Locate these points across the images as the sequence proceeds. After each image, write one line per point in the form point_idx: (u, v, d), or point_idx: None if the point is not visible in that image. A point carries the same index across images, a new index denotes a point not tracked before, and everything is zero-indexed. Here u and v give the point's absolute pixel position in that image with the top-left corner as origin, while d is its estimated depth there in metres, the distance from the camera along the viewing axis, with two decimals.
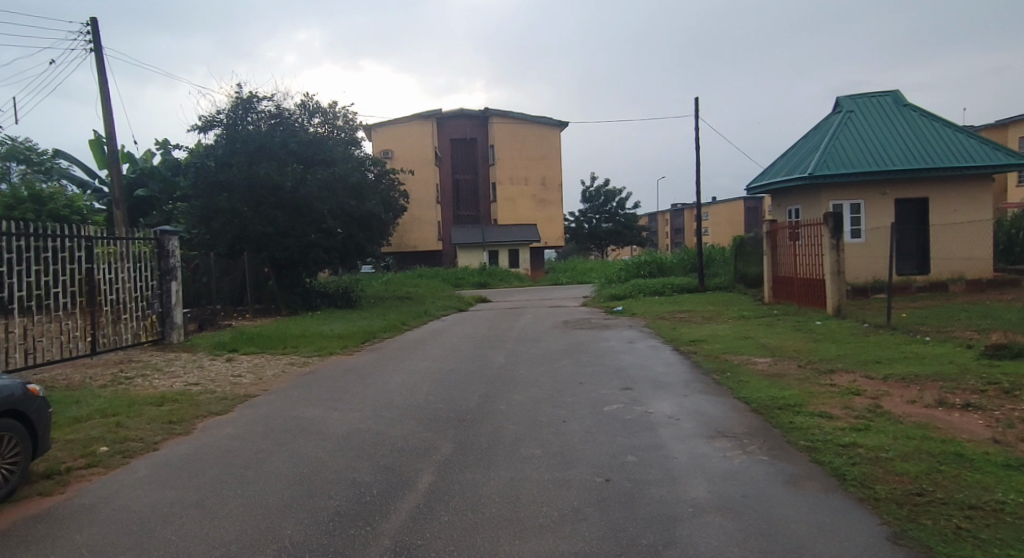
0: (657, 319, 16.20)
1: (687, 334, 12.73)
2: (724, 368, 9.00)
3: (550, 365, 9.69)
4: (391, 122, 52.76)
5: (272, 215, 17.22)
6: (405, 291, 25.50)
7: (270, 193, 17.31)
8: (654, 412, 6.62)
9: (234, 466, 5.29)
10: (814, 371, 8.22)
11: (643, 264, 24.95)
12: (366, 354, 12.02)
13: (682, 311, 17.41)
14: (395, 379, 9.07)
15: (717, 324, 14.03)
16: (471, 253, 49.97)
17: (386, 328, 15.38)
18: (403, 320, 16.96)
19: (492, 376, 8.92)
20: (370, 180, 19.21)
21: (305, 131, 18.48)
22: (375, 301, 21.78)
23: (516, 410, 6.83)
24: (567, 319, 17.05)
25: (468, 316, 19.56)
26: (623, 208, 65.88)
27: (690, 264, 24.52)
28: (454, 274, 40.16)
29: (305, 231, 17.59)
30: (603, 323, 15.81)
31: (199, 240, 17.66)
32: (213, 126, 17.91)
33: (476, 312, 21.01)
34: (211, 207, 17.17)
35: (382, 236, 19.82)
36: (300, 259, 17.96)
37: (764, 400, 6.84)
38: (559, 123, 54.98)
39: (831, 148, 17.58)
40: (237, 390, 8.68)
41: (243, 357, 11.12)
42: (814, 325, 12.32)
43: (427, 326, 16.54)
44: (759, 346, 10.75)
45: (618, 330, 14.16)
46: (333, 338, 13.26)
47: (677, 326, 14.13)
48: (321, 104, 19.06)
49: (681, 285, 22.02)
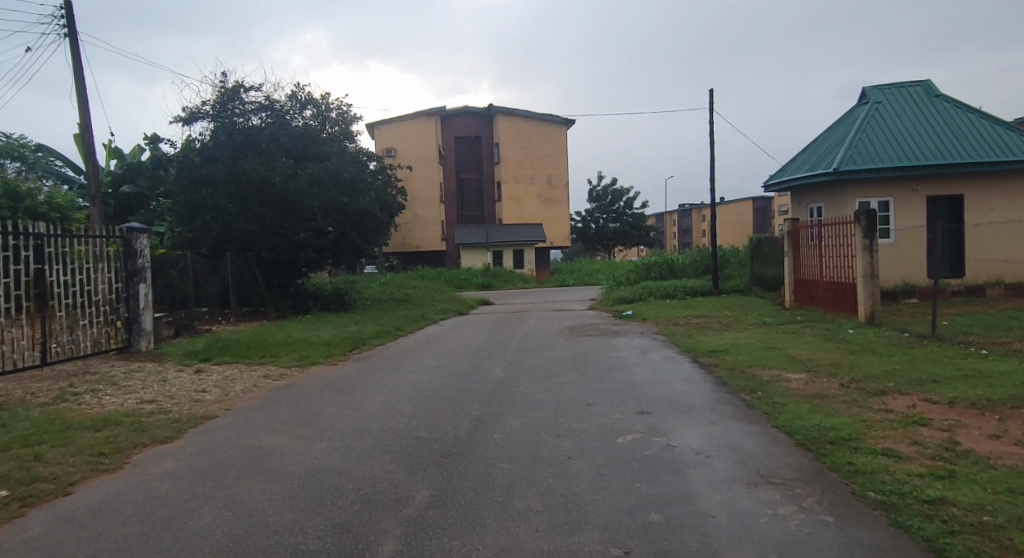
0: (670, 325, 15.05)
1: (706, 343, 11.58)
2: (753, 387, 7.85)
3: (553, 381, 8.55)
4: (395, 119, 51.81)
5: (258, 212, 16.14)
6: (404, 292, 24.41)
7: (257, 189, 16.23)
8: (678, 447, 5.48)
9: (151, 522, 4.16)
10: (862, 393, 7.05)
11: (654, 265, 23.75)
12: (351, 365, 10.90)
13: (697, 316, 16.25)
14: (377, 398, 7.95)
15: (738, 331, 12.86)
16: (475, 254, 48.84)
17: (379, 334, 14.30)
18: (399, 324, 15.91)
19: (488, 395, 7.80)
20: (364, 176, 18.15)
21: (295, 124, 17.40)
22: (371, 303, 20.73)
23: (512, 443, 5.69)
24: (574, 325, 15.92)
25: (469, 320, 18.51)
26: (630, 207, 64.70)
27: (703, 266, 23.34)
28: (457, 276, 39.07)
29: (295, 229, 16.47)
30: (613, 329, 14.66)
31: (182, 239, 16.64)
32: (198, 118, 16.71)
33: (477, 316, 19.92)
34: (193, 204, 16.11)
35: (377, 235, 18.77)
36: (289, 259, 16.90)
37: (811, 431, 5.68)
38: (565, 121, 53.93)
39: (858, 142, 16.36)
40: (195, 410, 7.57)
41: (214, 367, 10.02)
42: (847, 334, 11.16)
43: (424, 331, 15.47)
44: (789, 358, 9.59)
45: (629, 338, 13.01)
46: (319, 346, 12.18)
47: (693, 334, 12.99)
48: (313, 95, 17.93)
49: (694, 288, 20.85)
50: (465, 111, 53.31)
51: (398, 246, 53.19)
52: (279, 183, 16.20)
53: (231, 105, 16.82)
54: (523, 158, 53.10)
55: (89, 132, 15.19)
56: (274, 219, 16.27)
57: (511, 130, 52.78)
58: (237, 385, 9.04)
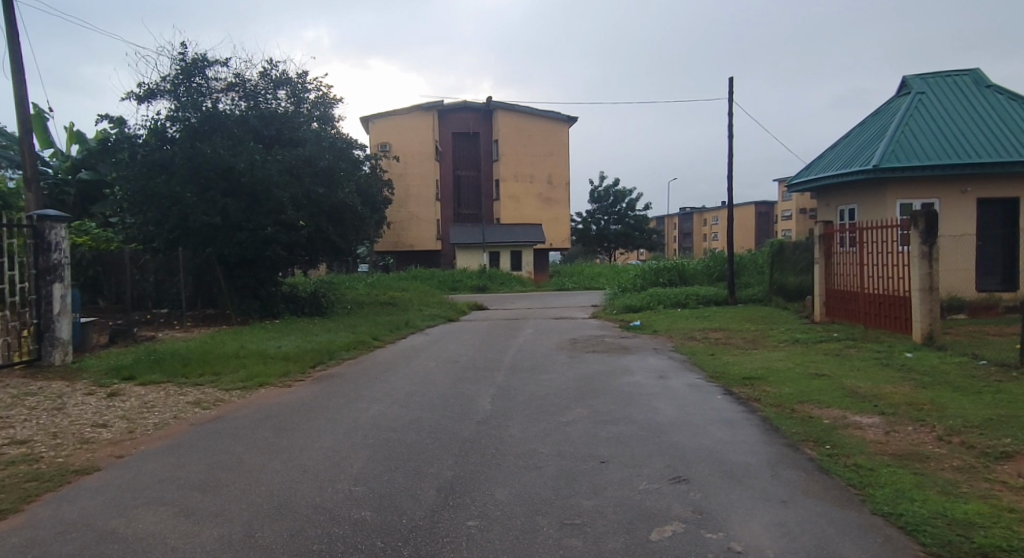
0: (687, 340, 13.18)
1: (736, 367, 9.71)
2: (818, 435, 5.98)
3: (554, 421, 6.65)
4: (391, 112, 49.95)
5: (220, 202, 14.22)
6: (391, 295, 22.49)
7: (219, 176, 14.34)
8: (746, 555, 3.57)
9: None
10: (976, 453, 5.18)
11: (663, 270, 21.85)
12: (309, 387, 8.97)
13: (716, 329, 14.40)
14: (324, 442, 6.04)
15: (769, 352, 10.99)
16: (471, 254, 46.81)
17: (353, 345, 12.44)
18: (379, 333, 14.08)
19: (468, 442, 5.90)
20: (344, 165, 16.29)
21: (266, 104, 15.52)
22: (351, 307, 18.81)
23: (493, 541, 3.78)
24: (577, 337, 14.06)
25: (460, 328, 16.67)
26: (633, 209, 62.86)
27: (716, 272, 21.47)
28: (451, 278, 37.16)
29: (262, 222, 14.53)
30: (622, 344, 12.79)
31: (134, 232, 14.72)
32: (156, 95, 14.71)
33: (469, 323, 18.05)
34: (145, 192, 14.18)
35: (358, 232, 16.89)
36: (256, 257, 14.96)
37: (941, 529, 3.78)
38: (568, 118, 52.06)
39: (901, 136, 14.50)
40: (76, 457, 5.63)
41: (134, 390, 8.09)
42: (906, 359, 9.30)
43: (408, 342, 13.63)
44: (847, 391, 7.72)
45: (642, 357, 11.14)
46: (277, 360, 10.30)
47: (717, 353, 11.15)
48: (288, 74, 16.06)
49: (708, 297, 18.97)
50: (464, 106, 51.49)
51: (391, 245, 51.36)
52: (245, 169, 14.30)
53: (192, 82, 14.88)
54: (523, 156, 51.34)
55: (24, 106, 13.23)
56: (238, 211, 14.36)
57: (510, 127, 50.99)
58: (152, 416, 7.09)
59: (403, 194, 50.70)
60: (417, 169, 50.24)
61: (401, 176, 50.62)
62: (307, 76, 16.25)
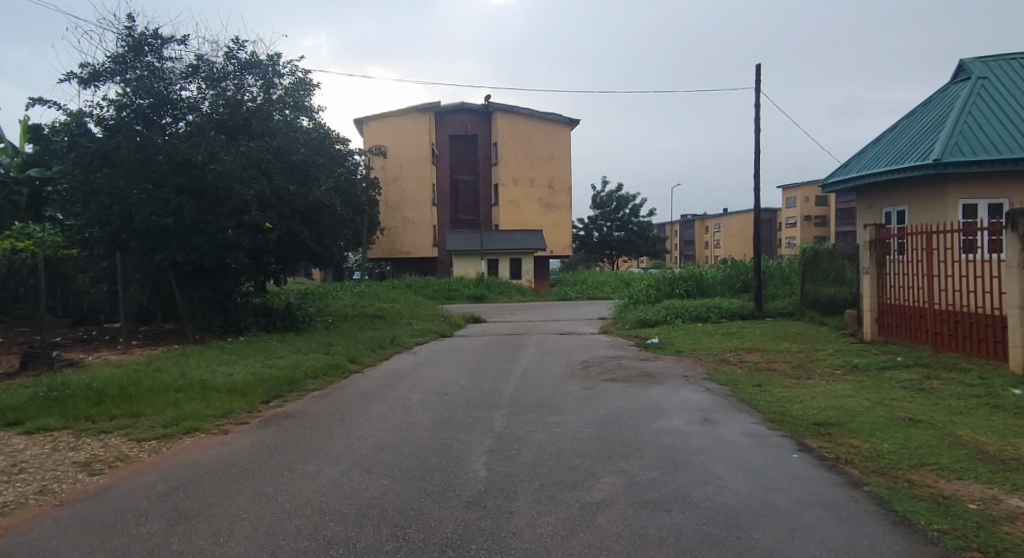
0: (719, 364, 11.17)
1: (798, 406, 7.67)
2: (983, 535, 3.95)
3: (576, 504, 4.60)
4: (386, 114, 48.23)
5: (174, 200, 12.22)
6: (378, 306, 20.46)
7: (173, 170, 12.37)
8: None
9: None
10: None
11: (678, 280, 19.82)
12: (251, 435, 6.89)
13: (751, 351, 12.38)
14: (232, 547, 3.95)
15: (830, 384, 8.96)
16: (469, 262, 44.67)
17: (324, 370, 10.39)
18: (358, 354, 12.04)
19: (449, 550, 3.85)
20: (321, 159, 14.36)
21: (231, 90, 13.54)
22: (331, 321, 16.74)
23: None
24: (588, 359, 12.03)
25: (454, 346, 14.65)
26: (636, 215, 60.96)
27: (737, 282, 19.50)
28: (448, 287, 35.34)
29: (221, 224, 12.49)
30: (643, 369, 10.76)
31: (73, 235, 12.63)
32: (101, 77, 12.69)
33: (464, 339, 16.02)
34: (84, 188, 12.13)
35: (337, 234, 14.95)
36: (216, 265, 12.90)
37: None
38: (569, 121, 50.21)
39: (960, 127, 12.58)
40: None
41: (9, 444, 6.03)
42: (1017, 396, 7.28)
43: (391, 365, 11.59)
44: (969, 447, 5.69)
45: (673, 390, 9.09)
46: (221, 395, 8.22)
47: (764, 385, 9.10)
48: (258, 56, 14.04)
49: (731, 310, 16.99)
50: (462, 108, 49.72)
51: (386, 252, 49.51)
52: (202, 164, 12.35)
53: (143, 61, 12.85)
54: (524, 159, 49.49)
55: None
56: (194, 211, 12.37)
57: (510, 129, 49.10)
58: (7, 492, 4.99)
59: (399, 198, 48.79)
60: (412, 173, 48.41)
61: (396, 180, 48.70)
62: (281, 59, 14.26)
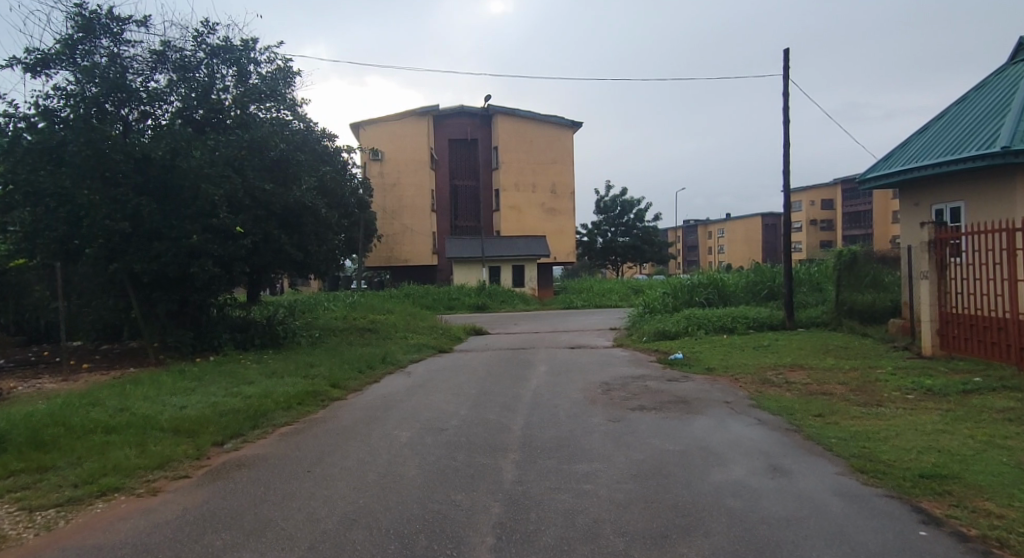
0: (762, 386, 9.59)
1: (887, 447, 6.05)
2: None
3: None
4: (383, 118, 46.85)
5: (131, 202, 10.70)
6: (371, 319, 18.88)
7: (132, 168, 10.88)
8: None
9: None
10: None
11: (697, 288, 18.22)
12: (188, 495, 5.29)
13: (794, 368, 10.79)
14: None
15: (909, 413, 7.36)
16: (469, 269, 43.12)
17: (299, 398, 8.80)
18: (342, 377, 10.46)
19: None
20: (301, 156, 12.86)
21: (201, 78, 12.06)
22: (318, 337, 15.17)
23: None
24: (607, 380, 10.44)
25: (453, 363, 13.07)
26: (641, 220, 59.50)
27: (760, 289, 17.88)
28: (447, 295, 33.83)
29: (185, 228, 10.96)
30: (675, 394, 9.17)
31: (18, 243, 11.07)
32: (51, 64, 11.19)
33: (465, 355, 14.46)
34: (28, 189, 10.60)
35: (321, 239, 13.43)
36: (182, 275, 11.38)
37: None
38: (572, 123, 48.79)
39: (1023, 112, 11.16)
40: None
41: None
42: None
43: (381, 391, 10.01)
44: None
45: (718, 422, 7.49)
46: (163, 438, 6.60)
47: (828, 416, 7.49)
48: (230, 39, 12.52)
49: (759, 320, 15.39)
50: (461, 111, 48.36)
51: (384, 260, 48.05)
52: (164, 160, 10.87)
53: (99, 46, 11.37)
54: (525, 163, 48.09)
55: None
56: (154, 214, 10.86)
57: (511, 132, 47.73)
58: None
59: (397, 204, 47.34)
60: (410, 179, 47.00)
61: (394, 186, 47.29)
62: (258, 45, 12.74)
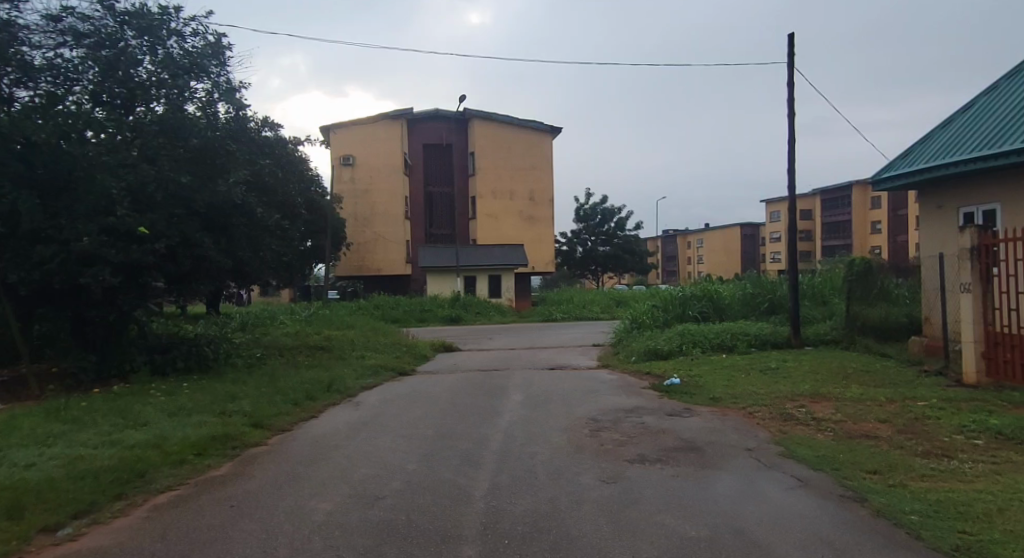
0: (786, 425, 7.79)
1: (1000, 534, 4.26)
2: None
3: None
4: (355, 121, 44.82)
5: (9, 196, 8.64)
6: (327, 335, 16.81)
7: (14, 154, 8.86)
8: None
9: None
10: None
11: (690, 300, 16.48)
12: None
13: (816, 399, 9.06)
14: None
15: (996, 472, 5.57)
16: (443, 279, 41.06)
17: (198, 448, 6.76)
18: (268, 414, 8.47)
19: None
20: (232, 144, 10.90)
21: (109, 51, 10.13)
22: (258, 359, 13.08)
23: None
24: (595, 415, 8.57)
25: (412, 390, 11.09)
26: (623, 229, 58.15)
27: (758, 301, 16.20)
28: (418, 308, 31.81)
29: (77, 229, 8.89)
30: (681, 437, 7.33)
31: None
32: None
33: (429, 379, 12.49)
34: None
35: (256, 246, 11.39)
36: (75, 287, 9.29)
37: None
38: (552, 129, 47.05)
39: None
40: None
41: None
42: None
43: (317, 433, 8.02)
44: None
45: (746, 483, 5.65)
46: None
47: (886, 473, 5.70)
48: (147, 7, 10.58)
49: (762, 338, 13.69)
50: (436, 114, 46.62)
51: (355, 269, 45.92)
52: (52, 145, 8.85)
53: None
54: (502, 169, 46.36)
55: None
56: (37, 211, 8.79)
57: (488, 137, 46.02)
58: None
59: (369, 211, 45.27)
60: (383, 184, 44.97)
61: (365, 192, 45.22)
62: (180, 14, 10.79)
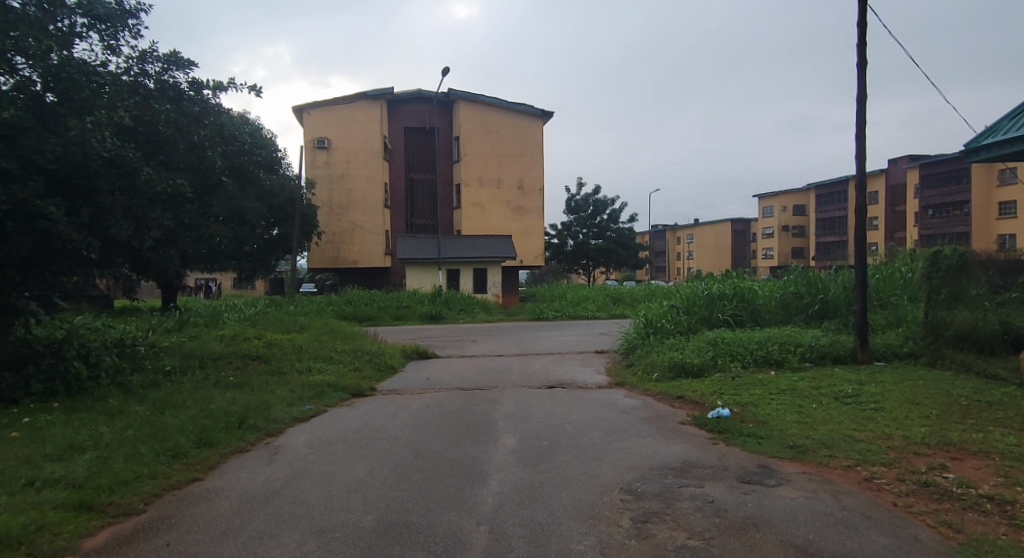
0: (949, 512, 4.77)
1: None
2: None
3: None
4: (330, 100, 41.40)
5: None
6: (272, 340, 13.61)
7: None
8: None
9: None
10: None
11: (719, 300, 13.51)
12: None
13: (954, 455, 6.08)
14: None
15: None
16: (424, 273, 37.83)
17: None
18: (115, 480, 5.36)
19: None
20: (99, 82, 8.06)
21: None
22: (166, 375, 9.87)
23: None
24: (632, 484, 5.51)
25: (363, 425, 7.95)
26: (615, 221, 55.25)
27: (802, 303, 13.28)
28: (394, 303, 28.67)
29: None
30: (791, 544, 4.26)
31: None
32: None
33: (391, 405, 9.35)
34: None
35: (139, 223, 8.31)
36: None
37: None
38: (543, 112, 43.94)
39: None
40: None
41: None
42: None
43: (180, 519, 4.84)
44: None
45: None
46: None
47: None
48: None
49: (820, 351, 10.74)
50: (418, 95, 43.32)
51: (330, 260, 42.62)
52: None
53: None
54: (489, 155, 43.13)
55: None
56: None
57: (475, 121, 42.81)
58: None
59: (345, 198, 41.94)
60: (360, 169, 41.61)
61: (341, 177, 41.82)
62: None
